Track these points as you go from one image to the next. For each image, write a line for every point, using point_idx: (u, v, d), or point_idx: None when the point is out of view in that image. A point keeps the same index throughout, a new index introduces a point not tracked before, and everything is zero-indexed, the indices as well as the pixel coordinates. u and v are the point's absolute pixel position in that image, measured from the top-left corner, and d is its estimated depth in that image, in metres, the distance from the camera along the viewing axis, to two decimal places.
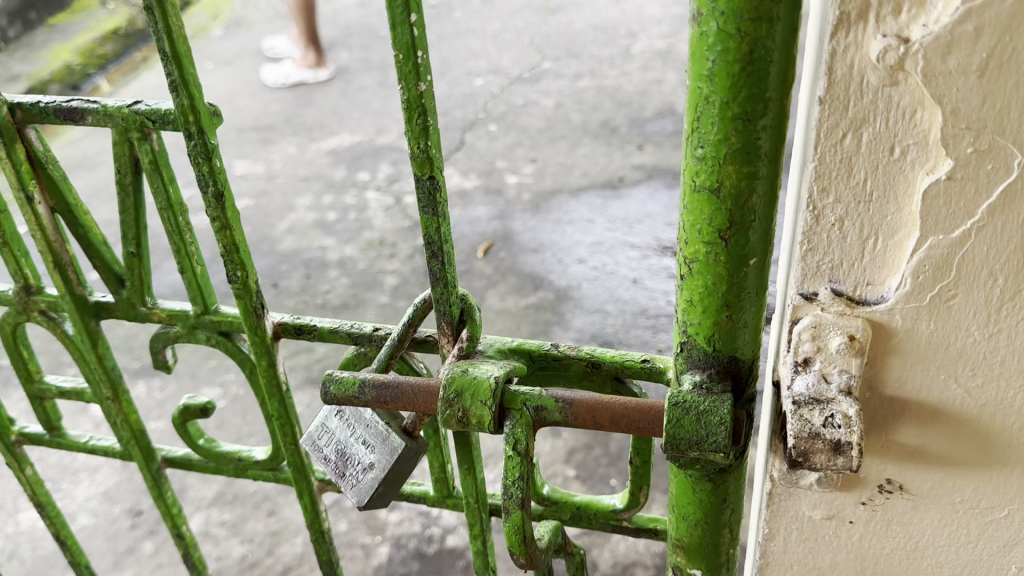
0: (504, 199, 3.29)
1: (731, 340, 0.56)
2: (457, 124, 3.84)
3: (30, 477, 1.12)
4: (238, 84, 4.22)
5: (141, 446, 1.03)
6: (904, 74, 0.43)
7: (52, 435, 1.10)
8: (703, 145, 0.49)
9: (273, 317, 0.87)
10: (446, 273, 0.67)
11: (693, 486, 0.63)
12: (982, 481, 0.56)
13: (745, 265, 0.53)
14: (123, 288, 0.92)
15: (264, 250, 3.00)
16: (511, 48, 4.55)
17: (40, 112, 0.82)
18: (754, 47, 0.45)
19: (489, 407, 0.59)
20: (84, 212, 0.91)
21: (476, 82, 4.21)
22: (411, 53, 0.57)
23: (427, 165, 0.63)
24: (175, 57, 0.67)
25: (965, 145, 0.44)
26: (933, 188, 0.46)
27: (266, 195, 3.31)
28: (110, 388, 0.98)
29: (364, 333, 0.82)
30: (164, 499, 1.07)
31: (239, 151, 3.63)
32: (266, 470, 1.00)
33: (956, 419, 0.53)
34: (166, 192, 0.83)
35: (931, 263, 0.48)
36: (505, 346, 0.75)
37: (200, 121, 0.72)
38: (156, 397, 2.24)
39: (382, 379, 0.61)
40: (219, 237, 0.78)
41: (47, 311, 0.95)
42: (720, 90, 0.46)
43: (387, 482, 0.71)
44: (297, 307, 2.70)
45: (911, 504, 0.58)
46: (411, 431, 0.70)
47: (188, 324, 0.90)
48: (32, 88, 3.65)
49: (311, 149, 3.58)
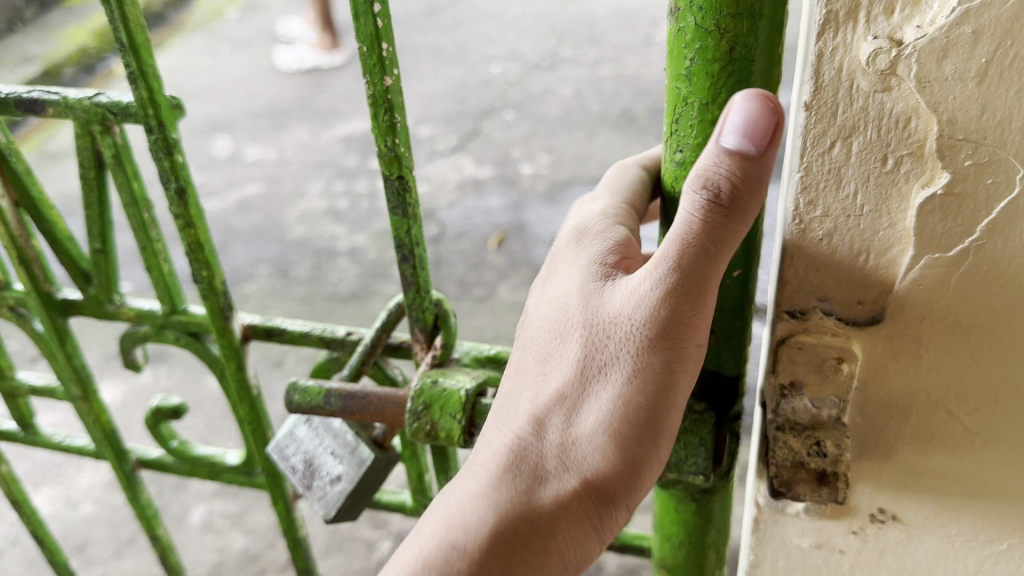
0: (518, 189, 3.25)
1: (714, 354, 0.53)
2: (473, 112, 3.80)
3: (5, 474, 1.10)
4: (254, 68, 4.20)
5: (113, 447, 1.00)
6: (897, 79, 0.40)
7: (25, 433, 1.07)
8: (683, 148, 0.46)
9: (242, 319, 0.84)
10: (418, 277, 0.66)
11: (677, 506, 0.60)
12: (981, 513, 0.51)
13: (726, 278, 0.50)
14: (90, 285, 0.89)
15: (274, 237, 3.00)
16: (530, 35, 4.49)
17: (3, 103, 0.79)
18: (734, 46, 0.41)
19: (458, 420, 0.57)
20: (49, 206, 0.88)
21: (493, 69, 4.16)
22: (375, 46, 0.54)
23: (396, 166, 0.61)
24: (134, 49, 0.65)
25: (963, 157, 0.40)
26: (928, 203, 0.42)
27: (278, 182, 3.29)
28: (80, 386, 0.96)
29: (337, 336, 0.80)
30: (139, 500, 1.04)
31: (252, 136, 3.62)
32: (241, 476, 0.97)
33: (952, 447, 0.49)
34: (129, 188, 0.80)
35: (926, 283, 0.44)
36: (482, 354, 0.69)
37: (159, 114, 0.69)
38: (163, 383, 2.24)
39: (348, 390, 0.61)
40: (184, 235, 0.76)
41: (17, 307, 0.95)
42: (699, 91, 0.43)
43: (355, 495, 0.69)
44: (306, 297, 2.70)
45: (904, 534, 0.54)
46: (381, 441, 0.69)
47: (156, 324, 0.87)
48: (47, 71, 3.63)
49: (324, 135, 3.56)
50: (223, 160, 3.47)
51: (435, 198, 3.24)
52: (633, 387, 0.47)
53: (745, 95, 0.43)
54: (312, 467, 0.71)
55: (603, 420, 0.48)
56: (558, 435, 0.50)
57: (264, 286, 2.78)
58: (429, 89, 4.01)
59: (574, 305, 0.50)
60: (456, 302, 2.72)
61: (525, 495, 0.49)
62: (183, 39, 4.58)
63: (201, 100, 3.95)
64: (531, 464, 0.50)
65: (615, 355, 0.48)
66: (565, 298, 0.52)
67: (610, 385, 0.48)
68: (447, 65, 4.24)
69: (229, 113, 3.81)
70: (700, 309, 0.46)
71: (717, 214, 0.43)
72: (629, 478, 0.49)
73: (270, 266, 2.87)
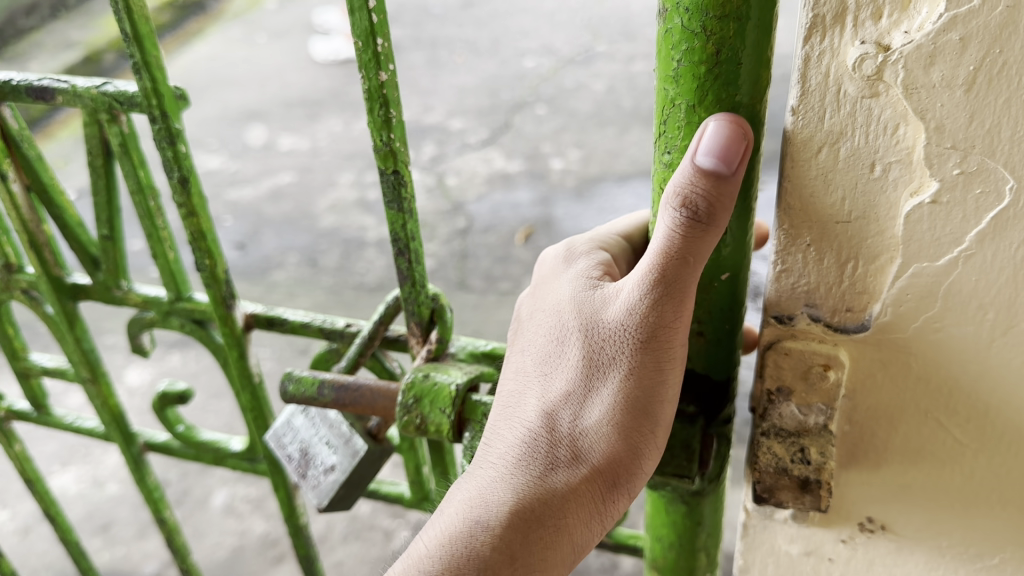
0: (547, 183, 3.25)
1: (705, 357, 0.53)
2: (505, 105, 3.80)
3: (19, 453, 1.10)
4: (289, 57, 4.25)
5: (120, 430, 0.99)
6: (884, 85, 0.39)
7: (38, 413, 1.06)
8: (670, 151, 0.46)
9: (245, 308, 0.85)
10: (413, 271, 0.66)
11: (666, 509, 0.60)
12: (972, 527, 0.51)
13: (716, 281, 0.49)
14: (100, 271, 0.90)
15: (305, 227, 3.04)
16: (565, 29, 4.48)
17: (14, 91, 0.79)
18: (721, 48, 0.41)
19: (447, 414, 0.58)
20: (60, 192, 0.89)
21: (527, 63, 4.16)
22: (371, 40, 0.55)
23: (391, 160, 0.62)
24: (136, 39, 0.66)
25: (952, 166, 0.40)
26: (916, 211, 0.41)
27: (310, 172, 3.33)
28: (88, 369, 0.96)
29: (336, 328, 0.80)
30: (146, 483, 1.04)
31: (286, 125, 3.66)
32: (244, 462, 0.97)
33: (942, 458, 0.49)
34: (135, 176, 0.79)
35: (914, 291, 0.44)
36: (477, 350, 0.71)
37: (162, 104, 0.70)
38: (191, 367, 2.28)
39: (341, 382, 0.62)
40: (187, 224, 0.77)
41: (29, 290, 0.95)
42: (686, 92, 0.43)
43: (348, 485, 0.70)
44: (334, 287, 2.74)
45: (894, 545, 0.54)
46: (376, 433, 0.70)
47: (161, 310, 0.87)
48: (88, 57, 3.71)
49: (357, 126, 3.60)
50: (257, 148, 3.52)
51: (464, 190, 3.25)
52: (631, 380, 0.49)
53: (717, 118, 0.43)
54: (308, 455, 0.73)
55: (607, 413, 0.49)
56: (564, 430, 0.51)
57: (293, 274, 2.82)
58: (462, 82, 4.02)
59: (572, 309, 0.52)
60: (482, 294, 2.73)
61: (537, 482, 0.50)
62: (222, 27, 4.65)
63: (238, 88, 4.00)
64: (540, 455, 0.51)
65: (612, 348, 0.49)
66: (562, 301, 0.53)
67: (609, 380, 0.49)
68: (481, 58, 4.25)
69: (264, 102, 3.86)
70: (688, 310, 0.47)
71: (695, 225, 0.43)
72: (631, 462, 0.50)
73: (299, 254, 2.91)
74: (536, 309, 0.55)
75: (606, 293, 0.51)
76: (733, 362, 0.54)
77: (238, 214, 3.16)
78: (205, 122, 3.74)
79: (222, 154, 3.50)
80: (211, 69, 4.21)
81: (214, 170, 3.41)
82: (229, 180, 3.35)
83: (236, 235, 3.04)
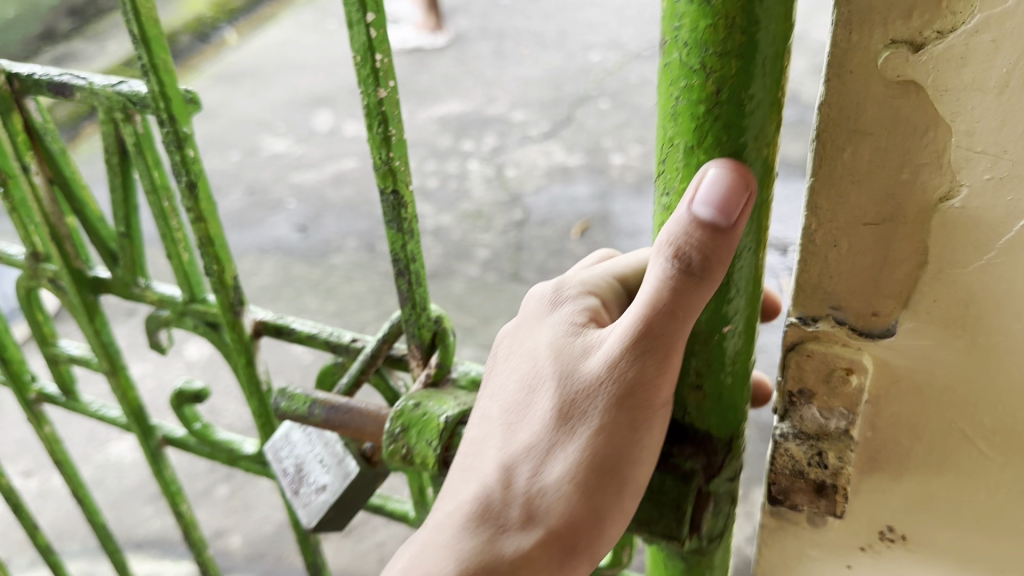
0: (606, 179, 3.24)
1: (708, 409, 0.52)
2: (569, 98, 3.80)
3: (48, 436, 1.10)
4: (358, 45, 4.33)
5: (139, 423, 0.98)
6: (915, 87, 0.38)
7: (64, 399, 1.05)
8: (668, 191, 0.45)
9: (253, 315, 0.83)
10: (413, 293, 0.67)
11: (664, 560, 0.59)
12: (997, 543, 0.50)
13: (718, 334, 0.48)
14: (118, 265, 0.88)
15: (365, 212, 3.09)
16: (633, 24, 4.45)
17: (35, 84, 0.79)
18: (721, 88, 0.39)
19: (433, 447, 0.58)
20: (82, 185, 0.87)
21: (593, 57, 4.14)
22: (368, 55, 0.55)
23: (390, 179, 0.61)
24: (144, 41, 0.64)
25: (982, 170, 0.39)
26: (945, 217, 0.41)
27: (372, 159, 3.39)
28: (109, 363, 0.94)
29: (342, 342, 0.78)
30: (164, 477, 1.02)
31: (351, 112, 3.73)
32: (258, 465, 0.95)
33: (967, 471, 0.48)
34: (149, 177, 0.78)
35: (941, 298, 0.43)
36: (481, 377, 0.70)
37: (169, 107, 0.68)
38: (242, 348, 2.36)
39: (332, 402, 0.64)
40: (195, 228, 0.76)
41: (54, 280, 0.93)
42: (684, 132, 0.42)
43: (338, 507, 0.70)
44: (390, 273, 2.79)
45: (915, 557, 0.53)
46: (369, 456, 0.69)
47: (176, 310, 0.85)
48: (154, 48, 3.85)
49: (421, 116, 3.69)
50: (323, 134, 3.59)
51: (523, 182, 3.25)
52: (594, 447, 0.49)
53: (717, 162, 0.41)
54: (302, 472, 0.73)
55: (567, 476, 0.50)
56: (524, 484, 0.51)
57: (351, 259, 2.88)
58: (527, 74, 4.03)
59: (549, 355, 0.52)
60: (535, 287, 2.73)
61: (486, 543, 0.52)
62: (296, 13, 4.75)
63: (308, 73, 4.09)
64: (495, 513, 0.52)
65: (588, 393, 0.49)
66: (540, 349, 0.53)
67: (574, 442, 0.50)
68: (547, 50, 4.24)
69: (331, 89, 3.93)
70: (671, 365, 0.47)
71: (682, 280, 0.43)
72: (588, 530, 0.50)
73: (358, 238, 2.96)
74: (515, 349, 0.55)
75: (587, 340, 0.50)
76: (735, 417, 0.53)
77: (302, 197, 3.23)
78: (274, 106, 3.83)
79: (290, 138, 3.58)
80: (283, 54, 4.30)
81: (280, 154, 3.49)
82: (295, 163, 3.42)
83: (298, 219, 3.11)
